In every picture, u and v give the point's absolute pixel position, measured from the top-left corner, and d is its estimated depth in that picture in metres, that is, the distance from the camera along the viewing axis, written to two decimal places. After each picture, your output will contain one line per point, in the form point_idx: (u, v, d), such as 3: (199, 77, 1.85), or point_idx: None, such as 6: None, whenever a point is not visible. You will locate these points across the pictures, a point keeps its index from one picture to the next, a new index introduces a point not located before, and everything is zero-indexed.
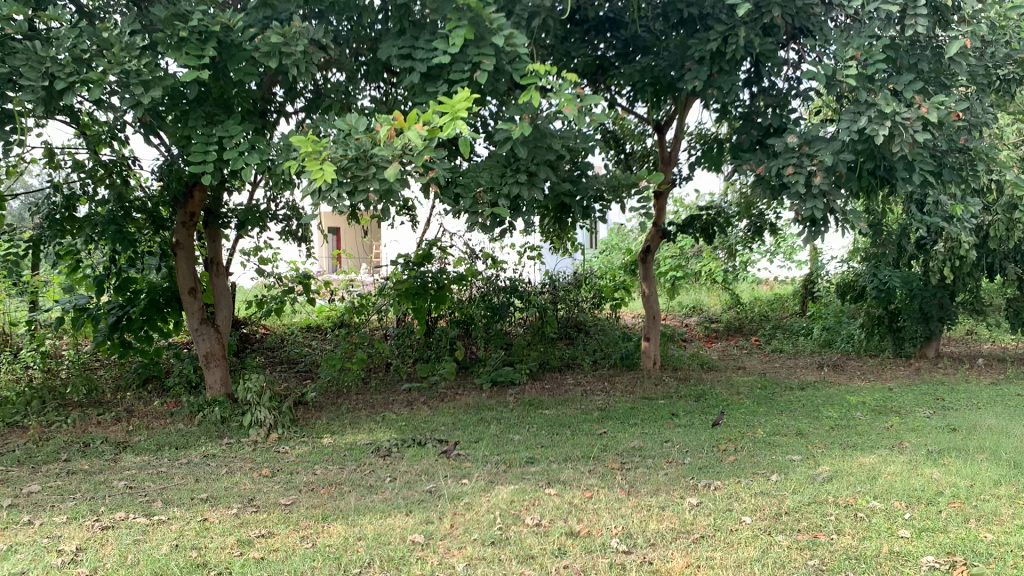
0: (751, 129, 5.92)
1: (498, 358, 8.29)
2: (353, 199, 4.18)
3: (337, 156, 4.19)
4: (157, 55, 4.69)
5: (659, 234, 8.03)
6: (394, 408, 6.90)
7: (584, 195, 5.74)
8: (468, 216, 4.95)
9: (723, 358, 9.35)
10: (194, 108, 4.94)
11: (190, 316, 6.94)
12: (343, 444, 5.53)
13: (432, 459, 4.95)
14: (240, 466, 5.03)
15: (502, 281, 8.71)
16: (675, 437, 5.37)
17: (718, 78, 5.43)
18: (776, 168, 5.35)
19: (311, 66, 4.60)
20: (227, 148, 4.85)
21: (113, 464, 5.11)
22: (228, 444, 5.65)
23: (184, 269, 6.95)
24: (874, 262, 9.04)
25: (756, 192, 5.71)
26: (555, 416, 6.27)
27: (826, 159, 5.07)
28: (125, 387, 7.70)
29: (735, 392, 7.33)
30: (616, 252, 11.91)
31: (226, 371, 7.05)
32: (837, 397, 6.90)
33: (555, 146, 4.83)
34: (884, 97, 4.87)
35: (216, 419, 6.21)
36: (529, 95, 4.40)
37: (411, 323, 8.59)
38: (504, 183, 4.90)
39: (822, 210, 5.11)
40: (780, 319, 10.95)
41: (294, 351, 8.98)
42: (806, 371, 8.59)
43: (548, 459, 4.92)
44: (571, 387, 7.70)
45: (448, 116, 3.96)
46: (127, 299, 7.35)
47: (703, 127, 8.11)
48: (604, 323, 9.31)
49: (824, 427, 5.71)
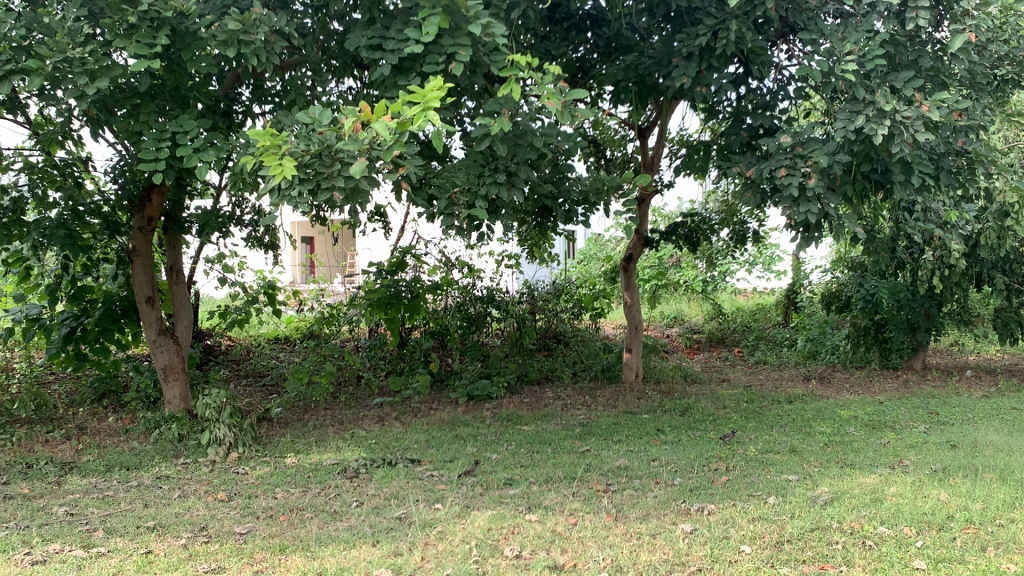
0: (740, 130, 5.61)
1: (475, 371, 7.93)
2: (316, 198, 3.86)
3: (298, 152, 3.86)
4: (106, 44, 4.31)
5: (643, 242, 7.76)
6: (364, 424, 6.53)
7: (565, 198, 5.44)
8: (442, 218, 4.62)
9: (706, 370, 9.06)
10: (146, 101, 4.57)
11: (148, 327, 6.53)
12: (308, 465, 5.15)
13: (403, 482, 4.60)
14: (195, 489, 4.64)
15: (480, 290, 8.41)
16: (662, 456, 5.06)
17: (707, 75, 5.16)
18: (769, 170, 5.06)
19: (272, 56, 4.26)
20: (182, 144, 4.49)
21: (56, 488, 4.70)
22: (184, 465, 5.26)
23: (141, 277, 6.54)
24: (859, 272, 8.81)
25: (744, 197, 5.43)
26: (535, 432, 5.94)
27: (821, 160, 4.79)
28: (78, 402, 7.26)
29: (721, 405, 7.04)
30: (594, 262, 11.63)
31: (186, 385, 6.64)
32: (827, 411, 6.63)
33: (536, 145, 4.55)
34: (883, 95, 4.60)
35: (174, 437, 5.82)
36: (509, 88, 4.12)
37: (383, 333, 8.27)
38: (482, 184, 4.59)
39: (817, 214, 4.83)
40: (763, 330, 10.70)
41: (260, 364, 8.58)
42: (793, 384, 8.31)
43: (528, 481, 4.58)
44: (551, 401, 7.37)
45: (419, 107, 3.64)
46: (81, 309, 6.93)
47: (686, 132, 7.89)
48: (585, 334, 9.00)
49: (818, 443, 5.42)
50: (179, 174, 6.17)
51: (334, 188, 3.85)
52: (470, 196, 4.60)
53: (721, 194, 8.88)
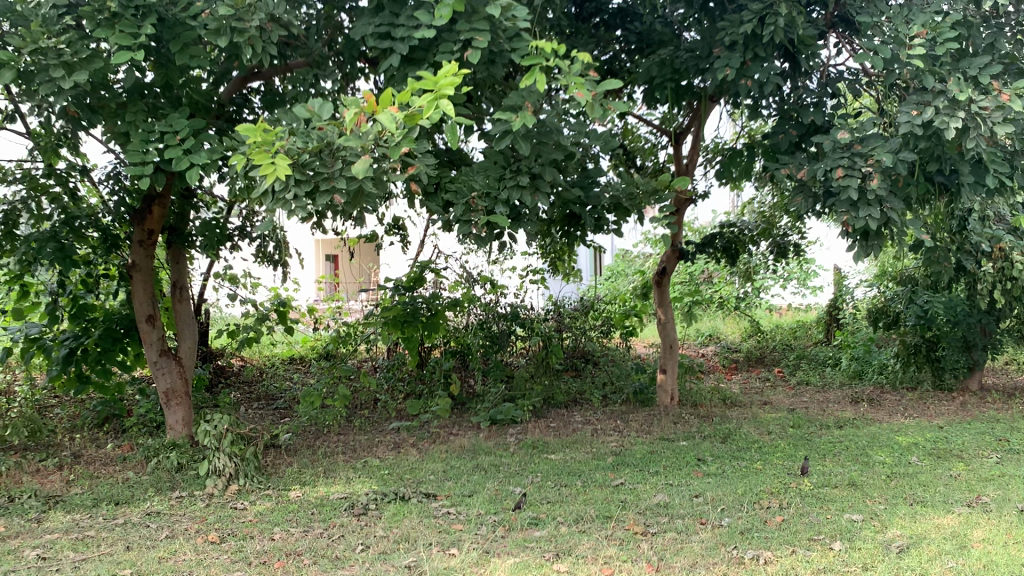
0: (788, 129, 5.12)
1: (499, 393, 7.42)
2: (315, 202, 3.38)
3: (292, 148, 3.40)
4: (87, 35, 3.90)
5: (677, 254, 7.23)
6: (377, 452, 6.04)
7: (595, 205, 4.95)
8: (459, 226, 4.18)
9: (746, 392, 8.48)
10: (134, 99, 4.16)
11: (149, 347, 6.08)
12: (313, 500, 4.67)
13: (415, 521, 4.11)
14: (185, 528, 4.19)
15: (503, 307, 7.96)
16: (706, 491, 4.52)
17: (752, 66, 4.68)
18: (822, 171, 4.53)
19: (269, 46, 3.84)
20: (171, 146, 4.06)
21: (32, 527, 4.26)
22: (178, 499, 4.81)
23: (142, 293, 6.11)
24: (909, 287, 8.23)
25: (793, 203, 4.93)
26: (563, 462, 5.43)
27: (884, 158, 4.27)
28: (81, 428, 6.85)
29: (765, 431, 6.47)
30: (622, 277, 11.10)
31: (189, 411, 6.19)
32: (884, 438, 6.05)
33: (564, 145, 4.04)
34: (956, 82, 4.10)
35: (172, 466, 5.38)
36: (532, 78, 3.65)
37: (402, 353, 7.84)
38: (502, 188, 4.11)
39: (878, 220, 4.29)
40: (804, 349, 10.11)
41: (273, 387, 8.15)
42: (840, 407, 7.72)
43: (556, 520, 4.08)
44: (581, 426, 6.85)
45: (430, 95, 3.13)
46: (82, 328, 6.52)
47: (721, 140, 7.42)
48: (615, 354, 8.49)
49: (880, 475, 4.85)
50: (183, 183, 5.78)
51: (335, 190, 3.38)
52: (490, 202, 4.13)
53: (758, 205, 8.41)
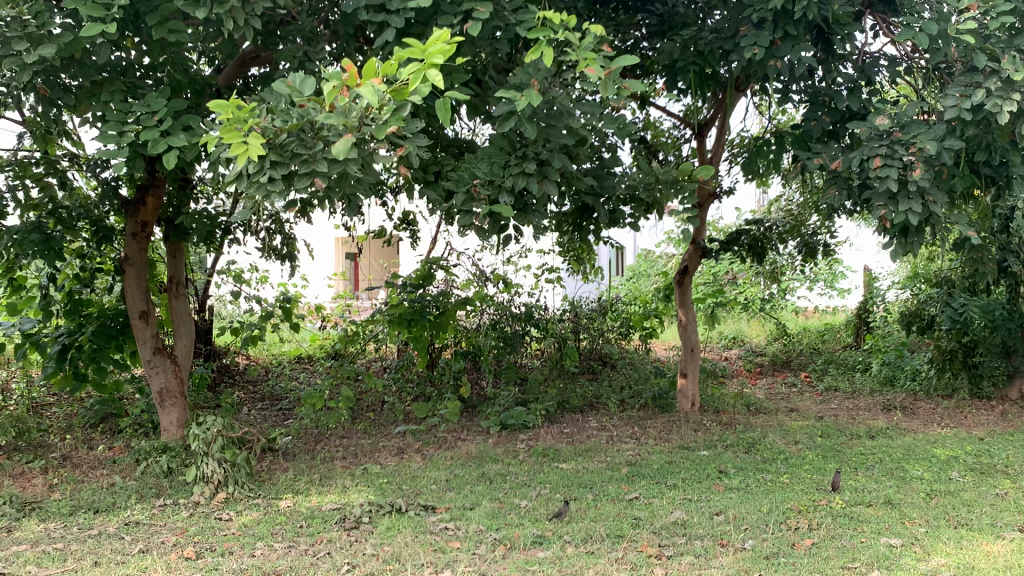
0: (821, 115, 4.73)
1: (510, 397, 7.07)
2: (294, 186, 3.10)
3: (269, 126, 3.10)
4: (59, 9, 3.62)
5: (700, 253, 6.81)
6: (379, 458, 5.72)
7: (611, 196, 4.58)
8: (459, 216, 3.85)
9: (771, 397, 8.08)
10: (111, 78, 3.92)
11: (141, 345, 5.78)
12: (304, 511, 4.35)
13: (409, 537, 3.79)
14: (162, 541, 3.88)
15: (518, 306, 7.63)
16: (728, 508, 4.14)
17: (782, 46, 4.32)
18: (858, 161, 4.08)
19: (254, 18, 3.54)
20: (148, 128, 3.78)
21: (1, 537, 3.97)
22: (161, 507, 4.51)
23: (134, 290, 5.81)
24: (946, 289, 7.79)
25: (825, 196, 4.55)
26: (574, 472, 5.08)
27: (928, 146, 3.82)
28: (76, 427, 6.58)
29: (792, 441, 6.07)
30: (645, 278, 10.66)
31: (185, 412, 5.88)
32: (920, 450, 5.64)
33: (575, 128, 3.67)
34: (1010, 61, 3.73)
35: (161, 471, 5.09)
36: (538, 52, 3.29)
37: (411, 353, 7.54)
38: (507, 175, 3.75)
39: (920, 215, 3.87)
40: (832, 353, 9.69)
41: (278, 387, 7.86)
42: (872, 415, 7.30)
43: (563, 539, 3.74)
44: (596, 433, 6.49)
45: (416, 67, 2.83)
46: (76, 323, 6.25)
47: (745, 133, 7.06)
48: (634, 356, 8.13)
49: (918, 493, 4.45)
50: (177, 174, 5.49)
51: (316, 173, 3.09)
52: (493, 189, 3.79)
53: (786, 202, 8.04)
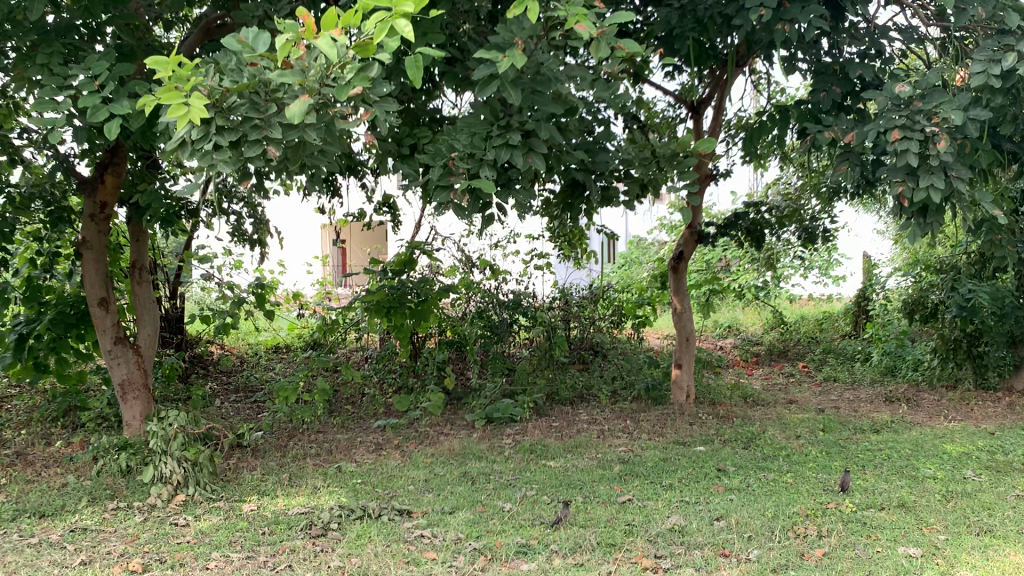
0: (833, 85, 4.38)
1: (497, 388, 6.72)
2: (244, 155, 2.72)
3: (217, 87, 2.71)
4: None
5: (697, 238, 6.44)
6: (354, 455, 5.36)
7: (603, 172, 4.21)
8: (436, 192, 3.48)
9: (768, 388, 7.76)
10: (48, 40, 3.55)
11: (101, 334, 5.38)
12: (268, 515, 3.99)
13: (379, 547, 3.45)
14: (107, 552, 3.51)
15: (505, 294, 7.25)
16: (730, 513, 3.81)
17: (790, 7, 3.97)
18: (873, 133, 3.73)
19: None
20: (86, 93, 3.39)
21: None
22: (113, 512, 4.14)
23: (92, 275, 5.39)
24: (951, 276, 7.48)
25: (836, 174, 4.20)
26: (562, 470, 4.75)
27: (954, 115, 3.46)
28: (35, 421, 6.19)
29: (793, 435, 5.74)
30: (637, 265, 10.31)
31: (149, 406, 5.49)
32: (930, 446, 5.32)
33: (564, 94, 3.29)
34: None
35: (118, 470, 4.70)
36: (522, 6, 2.91)
37: (393, 342, 7.19)
38: (489, 147, 3.37)
39: (942, 191, 3.52)
40: (831, 343, 9.36)
41: (253, 378, 7.48)
42: (874, 408, 6.98)
43: (550, 549, 3.40)
44: (586, 427, 6.14)
45: (385, 19, 2.44)
46: (35, 311, 5.86)
47: (743, 113, 6.68)
48: (627, 346, 7.79)
49: (934, 494, 4.12)
50: (138, 148, 5.08)
51: (268, 141, 2.72)
52: (473, 163, 3.41)
53: (784, 185, 7.74)
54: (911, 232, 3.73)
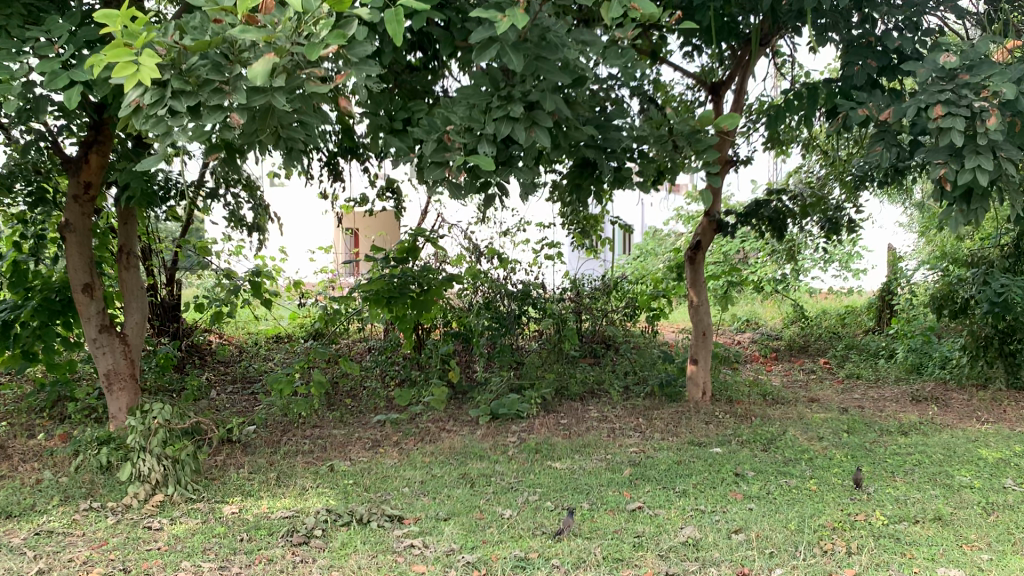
0: (867, 59, 4.02)
1: (503, 383, 6.40)
2: (205, 122, 2.43)
3: (175, 45, 2.42)
4: None
5: (715, 227, 6.08)
6: (349, 452, 5.06)
7: (616, 151, 3.87)
8: (429, 169, 3.16)
9: (788, 386, 7.42)
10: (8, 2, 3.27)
11: (85, 323, 5.07)
12: (249, 520, 3.70)
13: (364, 559, 3.15)
14: (69, 559, 3.23)
15: (514, 285, 6.89)
16: (749, 525, 3.48)
17: None
18: (912, 109, 3.38)
19: None
20: (46, 57, 3.10)
21: None
22: (84, 513, 3.86)
23: (77, 262, 5.05)
24: (983, 269, 7.08)
25: (869, 157, 3.84)
26: (568, 473, 4.43)
27: (1007, 88, 3.10)
28: (23, 412, 5.94)
29: (816, 437, 5.39)
30: (652, 257, 9.97)
31: (135, 398, 5.20)
32: (963, 451, 4.96)
33: (572, 60, 2.96)
34: None
35: (96, 467, 4.42)
36: None
37: (397, 333, 6.90)
38: (488, 120, 3.04)
39: (989, 173, 3.17)
40: (853, 338, 9.00)
41: (251, 369, 7.21)
42: (901, 408, 6.62)
43: (550, 565, 3.09)
44: (595, 424, 5.82)
45: None
46: (20, 297, 5.57)
47: (766, 96, 6.31)
48: (640, 340, 7.45)
49: (972, 506, 3.78)
50: (123, 126, 4.74)
51: (232, 108, 2.42)
52: (470, 138, 3.08)
53: (807, 173, 7.38)
54: (952, 219, 3.38)
